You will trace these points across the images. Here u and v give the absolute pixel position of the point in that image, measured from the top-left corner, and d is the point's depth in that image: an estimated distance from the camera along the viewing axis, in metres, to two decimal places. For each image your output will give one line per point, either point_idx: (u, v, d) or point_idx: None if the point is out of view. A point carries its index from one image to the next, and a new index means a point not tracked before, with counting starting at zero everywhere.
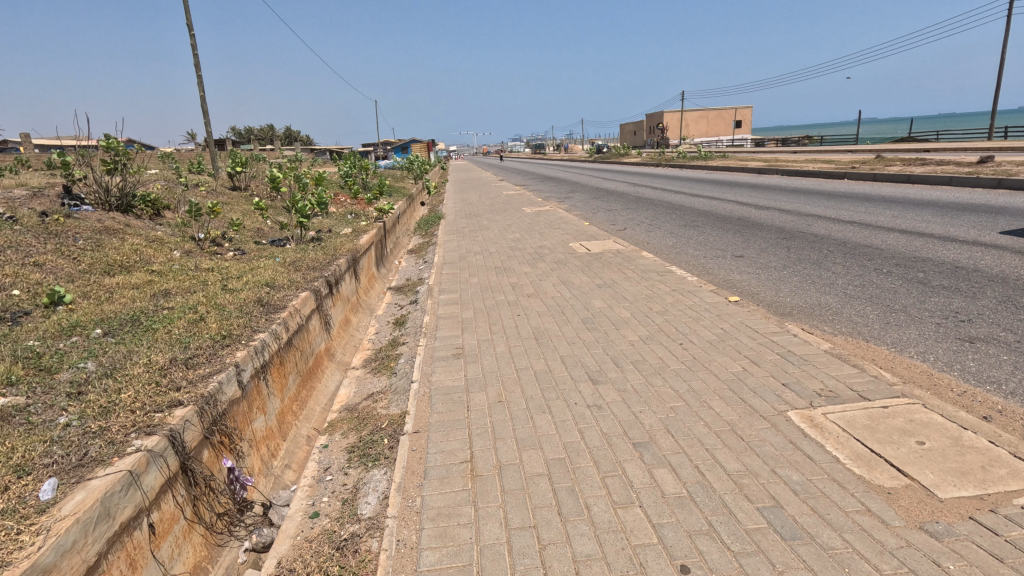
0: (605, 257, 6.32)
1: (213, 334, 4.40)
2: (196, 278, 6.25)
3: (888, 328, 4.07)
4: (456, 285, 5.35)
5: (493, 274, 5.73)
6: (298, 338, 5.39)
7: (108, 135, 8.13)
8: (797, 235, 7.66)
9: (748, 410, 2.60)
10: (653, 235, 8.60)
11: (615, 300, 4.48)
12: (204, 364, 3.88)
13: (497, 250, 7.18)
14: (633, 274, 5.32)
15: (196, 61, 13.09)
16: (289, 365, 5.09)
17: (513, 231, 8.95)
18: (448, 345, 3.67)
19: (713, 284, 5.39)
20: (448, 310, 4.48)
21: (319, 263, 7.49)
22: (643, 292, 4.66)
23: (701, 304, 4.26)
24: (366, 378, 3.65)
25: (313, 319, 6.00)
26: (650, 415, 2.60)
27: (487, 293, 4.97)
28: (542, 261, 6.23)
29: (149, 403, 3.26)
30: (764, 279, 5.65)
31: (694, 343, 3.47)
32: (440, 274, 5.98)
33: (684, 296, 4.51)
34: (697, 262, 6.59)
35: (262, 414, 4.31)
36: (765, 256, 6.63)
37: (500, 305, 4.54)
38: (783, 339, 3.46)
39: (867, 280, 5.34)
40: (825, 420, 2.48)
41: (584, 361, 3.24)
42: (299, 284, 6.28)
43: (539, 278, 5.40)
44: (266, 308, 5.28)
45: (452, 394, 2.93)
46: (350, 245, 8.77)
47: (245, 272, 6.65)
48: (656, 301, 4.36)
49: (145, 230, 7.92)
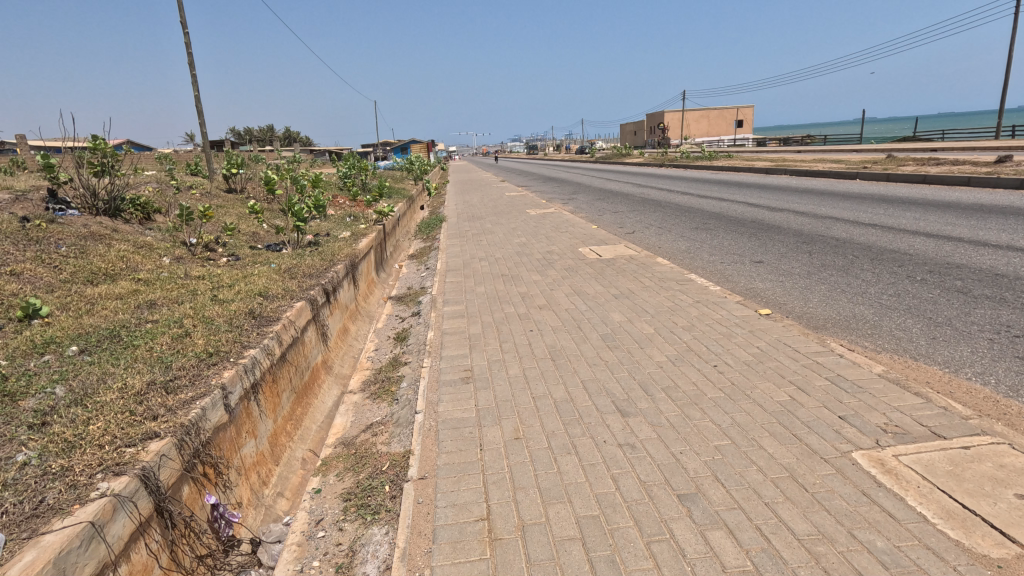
0: (618, 263, 5.98)
1: (199, 351, 4.05)
2: (184, 288, 5.90)
3: (938, 344, 3.71)
4: (461, 295, 5.00)
5: (501, 282, 5.38)
6: (292, 352, 5.04)
7: (95, 136, 7.81)
8: (817, 239, 7.31)
9: (807, 451, 2.25)
10: (665, 239, 8.25)
11: (635, 313, 4.13)
12: (186, 387, 3.53)
13: (503, 255, 6.82)
14: (650, 283, 4.96)
15: (190, 59, 12.75)
16: (283, 383, 4.74)
17: (518, 234, 8.59)
18: (456, 366, 3.32)
19: (736, 293, 5.05)
20: (453, 324, 4.13)
21: (316, 269, 7.14)
22: (665, 303, 4.30)
23: (731, 318, 3.90)
24: (364, 404, 3.29)
25: (309, 330, 5.66)
26: (693, 457, 2.24)
27: (495, 304, 4.62)
28: (551, 268, 5.89)
29: (120, 436, 2.91)
30: (789, 287, 5.31)
31: (729, 365, 3.12)
32: (444, 282, 5.63)
33: (710, 308, 4.15)
34: (716, 268, 6.24)
35: (252, 439, 3.97)
36: (787, 262, 6.29)
37: (510, 319, 4.19)
38: (828, 361, 3.10)
39: (901, 289, 4.99)
40: (898, 465, 2.13)
41: (609, 388, 2.89)
42: (294, 293, 5.93)
43: (550, 288, 5.04)
44: (258, 320, 4.93)
45: (462, 429, 2.57)
46: (349, 250, 8.42)
47: (237, 281, 6.31)
48: (680, 315, 4.01)
49: (134, 235, 7.58)
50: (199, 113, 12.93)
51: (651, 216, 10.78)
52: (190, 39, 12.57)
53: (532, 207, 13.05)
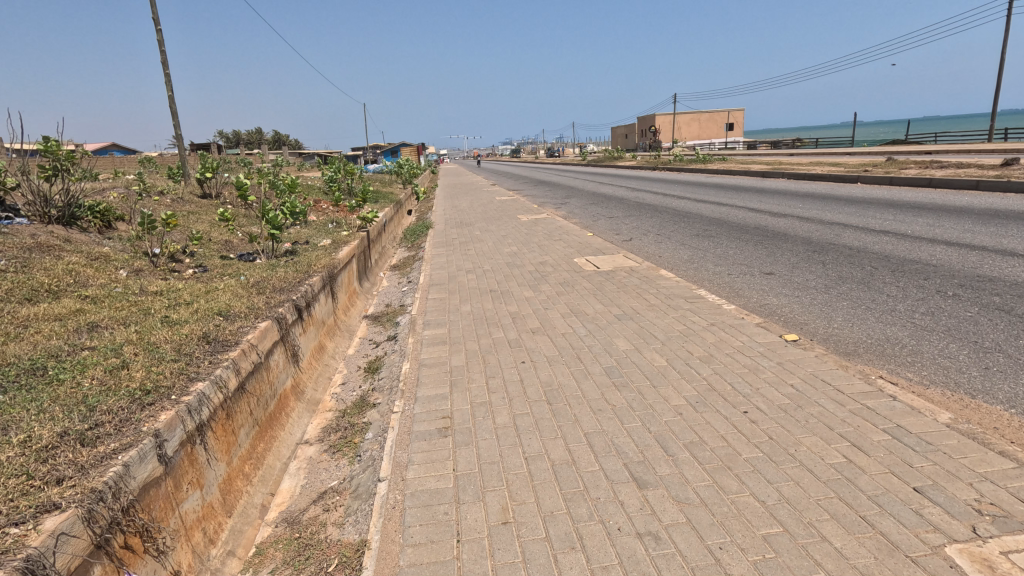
0: (618, 276, 5.46)
1: (133, 388, 3.47)
2: (136, 306, 5.29)
3: (994, 377, 3.20)
4: (444, 315, 4.45)
5: (489, 299, 4.84)
6: (252, 381, 4.45)
7: (48, 137, 7.18)
8: (829, 248, 6.83)
9: (889, 548, 1.70)
10: (665, 248, 7.76)
11: (642, 340, 3.58)
12: (108, 437, 2.95)
13: (492, 267, 6.26)
14: (657, 301, 4.44)
15: (163, 56, 12.11)
16: (240, 417, 4.15)
17: (507, 243, 8.04)
18: (432, 412, 2.76)
19: (751, 312, 4.55)
20: (433, 354, 3.56)
21: (288, 282, 6.54)
22: (675, 328, 3.77)
23: (754, 346, 3.37)
24: (320, 461, 2.72)
25: (275, 353, 5.07)
26: (738, 555, 1.70)
27: (482, 327, 4.06)
28: (545, 282, 5.36)
29: (6, 512, 2.34)
30: (808, 304, 4.82)
31: (761, 411, 2.59)
32: (426, 299, 5.07)
33: (726, 333, 3.62)
34: (724, 281, 5.75)
35: (197, 490, 3.39)
36: (801, 274, 5.80)
37: (499, 346, 3.63)
38: (880, 406, 2.57)
39: (934, 306, 4.50)
40: (1013, 569, 1.59)
41: (620, 446, 2.34)
42: (259, 311, 5.32)
43: (543, 306, 4.49)
44: (213, 345, 4.34)
45: (435, 508, 2.01)
46: (327, 259, 7.83)
47: (198, 297, 5.70)
48: (695, 343, 3.48)
49: (89, 245, 6.95)
50: (173, 115, 12.32)
51: (649, 222, 10.28)
52: (162, 35, 11.93)
53: (523, 213, 12.54)
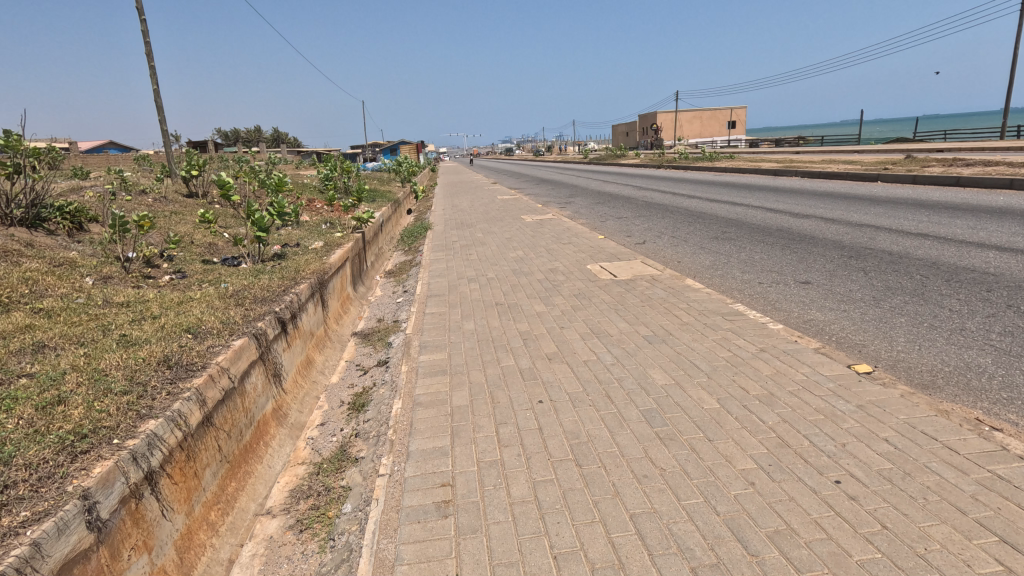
0: (640, 287, 4.86)
1: (65, 432, 2.87)
2: (95, 321, 4.68)
3: None
4: (444, 334, 3.85)
5: (496, 315, 4.24)
6: (222, 411, 3.85)
7: (9, 132, 6.36)
8: (866, 253, 6.24)
9: None
10: (684, 252, 7.17)
11: (683, 372, 2.98)
12: (19, 505, 2.37)
13: (497, 275, 5.65)
14: (690, 319, 3.85)
15: (147, 48, 11.50)
16: (206, 455, 3.55)
17: (512, 246, 7.44)
18: (428, 477, 2.16)
19: (799, 331, 3.95)
20: (430, 390, 2.95)
21: (272, 291, 5.91)
22: (720, 356, 3.17)
23: (822, 383, 2.76)
24: (283, 544, 2.13)
25: (252, 375, 4.45)
26: None
27: (489, 351, 3.46)
28: (558, 293, 4.76)
29: None
30: (860, 321, 4.23)
31: (858, 480, 1.97)
32: (424, 313, 4.47)
33: (782, 363, 3.02)
34: (756, 292, 5.15)
35: (145, 555, 2.79)
36: (842, 284, 5.19)
37: (509, 378, 3.02)
38: (1017, 476, 1.94)
39: (1010, 323, 3.90)
40: None
41: (680, 538, 1.74)
42: (235, 326, 4.70)
43: (559, 324, 3.89)
44: (176, 369, 3.73)
45: None
46: (317, 263, 7.23)
47: (168, 309, 5.10)
48: (748, 377, 2.88)
49: (54, 249, 6.35)
50: (158, 109, 11.73)
51: (661, 223, 9.69)
52: (147, 25, 11.31)
53: (527, 213, 11.93)
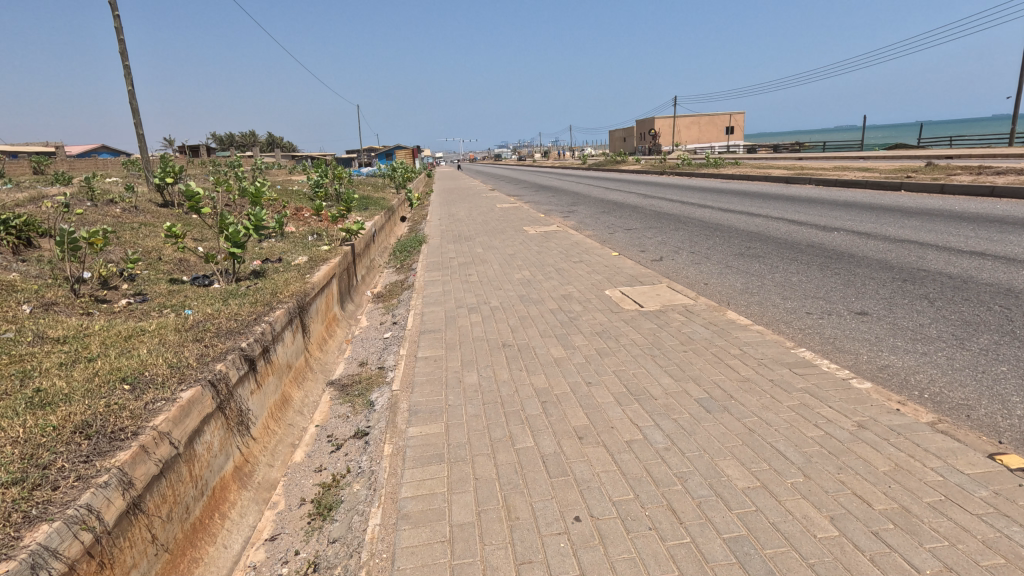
0: (674, 321, 4.08)
1: None
2: (15, 365, 3.83)
3: None
4: (442, 392, 3.04)
5: (505, 363, 3.43)
6: (163, 487, 3.00)
7: None
8: (922, 276, 5.49)
9: None
10: (710, 271, 6.40)
11: (769, 465, 2.18)
12: None
13: (502, 304, 4.84)
14: (751, 373, 3.06)
15: (121, 47, 10.62)
16: (137, 551, 2.71)
17: (517, 265, 6.64)
18: None
19: (885, 386, 3.17)
20: (422, 492, 2.14)
21: (240, 319, 5.08)
22: (813, 438, 2.36)
23: (972, 491, 1.96)
24: None
25: (208, 432, 3.61)
26: None
27: (501, 423, 2.64)
28: (578, 330, 3.97)
29: None
30: (951, 368, 3.47)
31: None
32: (417, 357, 3.64)
33: (900, 453, 2.22)
34: (807, 326, 4.37)
35: None
36: (908, 316, 4.44)
37: (531, 472, 2.22)
38: None
39: None
40: None
41: None
42: (186, 369, 3.85)
43: (586, 380, 3.09)
44: (98, 438, 2.91)
45: None
46: (297, 282, 6.42)
47: (110, 348, 4.25)
48: (865, 476, 2.08)
49: None
50: (135, 112, 10.94)
51: (677, 236, 8.93)
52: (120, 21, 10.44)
53: (530, 223, 11.15)
